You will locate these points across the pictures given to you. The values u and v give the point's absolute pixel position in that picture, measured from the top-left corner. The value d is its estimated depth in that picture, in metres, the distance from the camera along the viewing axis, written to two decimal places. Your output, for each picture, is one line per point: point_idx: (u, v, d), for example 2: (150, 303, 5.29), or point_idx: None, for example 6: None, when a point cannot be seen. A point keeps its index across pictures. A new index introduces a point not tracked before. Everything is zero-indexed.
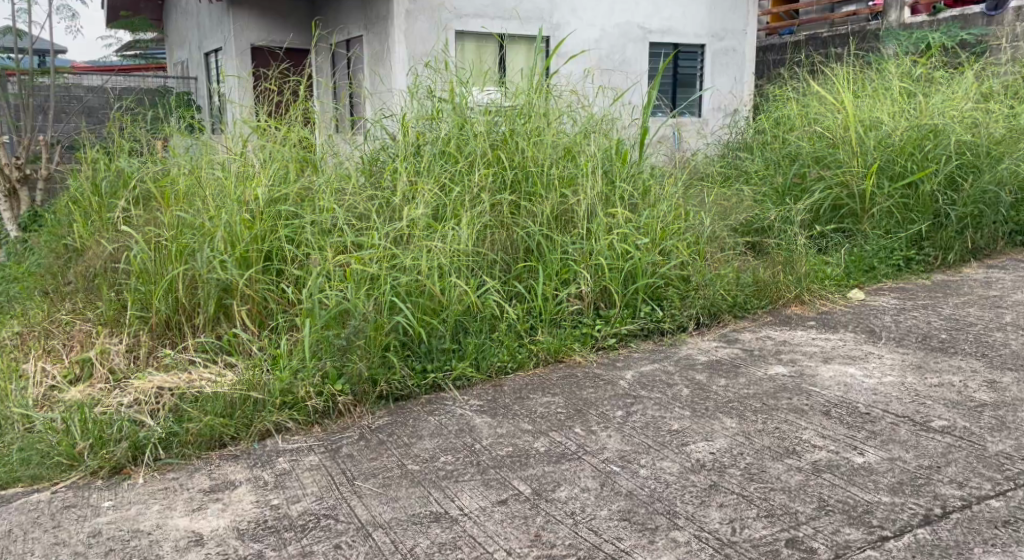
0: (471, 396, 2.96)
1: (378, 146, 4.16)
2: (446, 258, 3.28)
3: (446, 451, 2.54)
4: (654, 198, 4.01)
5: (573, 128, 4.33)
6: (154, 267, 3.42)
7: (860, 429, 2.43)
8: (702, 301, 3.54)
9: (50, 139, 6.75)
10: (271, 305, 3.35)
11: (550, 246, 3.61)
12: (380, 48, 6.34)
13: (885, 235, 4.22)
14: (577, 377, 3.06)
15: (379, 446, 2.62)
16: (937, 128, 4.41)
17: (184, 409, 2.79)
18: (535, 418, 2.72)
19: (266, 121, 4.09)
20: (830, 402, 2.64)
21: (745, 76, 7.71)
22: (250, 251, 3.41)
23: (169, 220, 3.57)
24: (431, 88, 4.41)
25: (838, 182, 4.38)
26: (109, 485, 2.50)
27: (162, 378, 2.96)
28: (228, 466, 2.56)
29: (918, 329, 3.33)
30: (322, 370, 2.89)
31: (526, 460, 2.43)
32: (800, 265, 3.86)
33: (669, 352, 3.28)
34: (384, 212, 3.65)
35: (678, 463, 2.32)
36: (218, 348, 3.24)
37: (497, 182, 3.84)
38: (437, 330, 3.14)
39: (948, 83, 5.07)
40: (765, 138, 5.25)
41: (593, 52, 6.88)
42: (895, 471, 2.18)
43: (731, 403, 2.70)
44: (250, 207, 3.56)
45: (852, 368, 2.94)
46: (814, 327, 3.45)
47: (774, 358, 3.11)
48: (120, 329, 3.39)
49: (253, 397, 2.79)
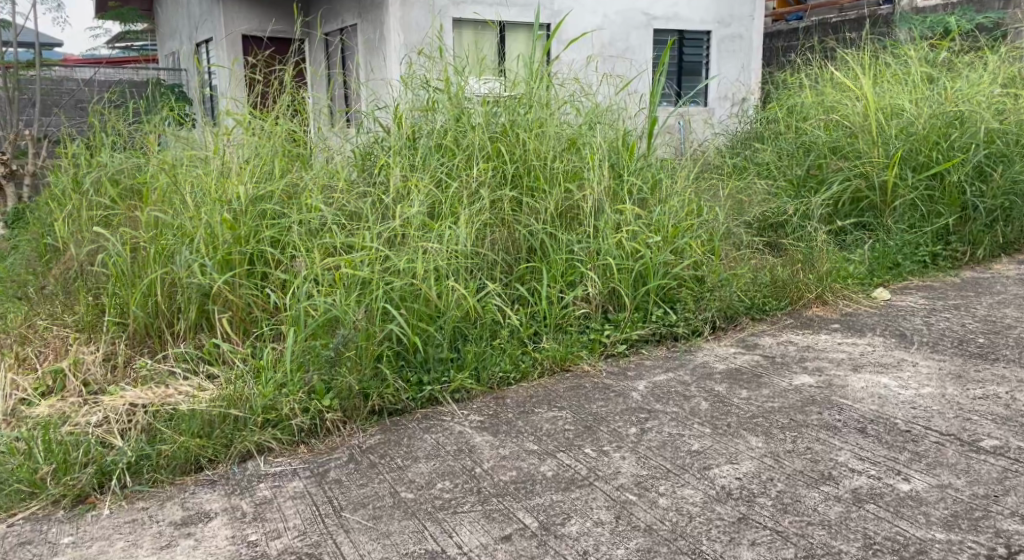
0: (472, 410, 2.73)
1: (370, 138, 3.89)
2: (443, 260, 3.04)
3: (443, 476, 2.30)
4: (665, 191, 3.75)
5: (577, 118, 4.06)
6: (132, 270, 3.21)
7: (903, 449, 2.19)
8: (719, 304, 3.30)
9: (35, 133, 6.50)
10: (256, 312, 3.13)
11: (555, 245, 3.38)
12: (374, 36, 6.08)
13: (909, 229, 3.98)
14: (586, 388, 2.83)
15: (370, 469, 2.38)
16: (963, 115, 4.16)
17: (158, 429, 2.56)
18: (541, 436, 2.49)
19: (250, 113, 3.83)
20: (865, 417, 2.40)
21: (754, 63, 7.42)
22: (233, 253, 3.19)
23: (146, 220, 3.35)
24: (426, 76, 4.11)
25: (859, 173, 4.14)
26: (71, 517, 2.26)
27: (136, 394, 2.73)
28: (204, 494, 2.32)
29: (953, 332, 3.08)
30: (309, 384, 2.66)
31: (532, 487, 2.19)
32: (820, 264, 3.62)
33: (684, 360, 3.04)
34: (376, 210, 3.40)
35: (701, 492, 2.08)
36: (198, 358, 3.04)
37: (497, 177, 3.58)
38: (434, 337, 2.90)
39: (971, 66, 4.80)
40: (778, 128, 4.99)
41: (595, 40, 6.62)
42: (947, 501, 1.95)
43: (755, 418, 2.47)
44: (232, 206, 3.32)
45: (886, 378, 2.70)
46: (839, 331, 3.21)
47: (798, 366, 2.88)
48: (98, 337, 3.20)
49: (232, 415, 2.55)
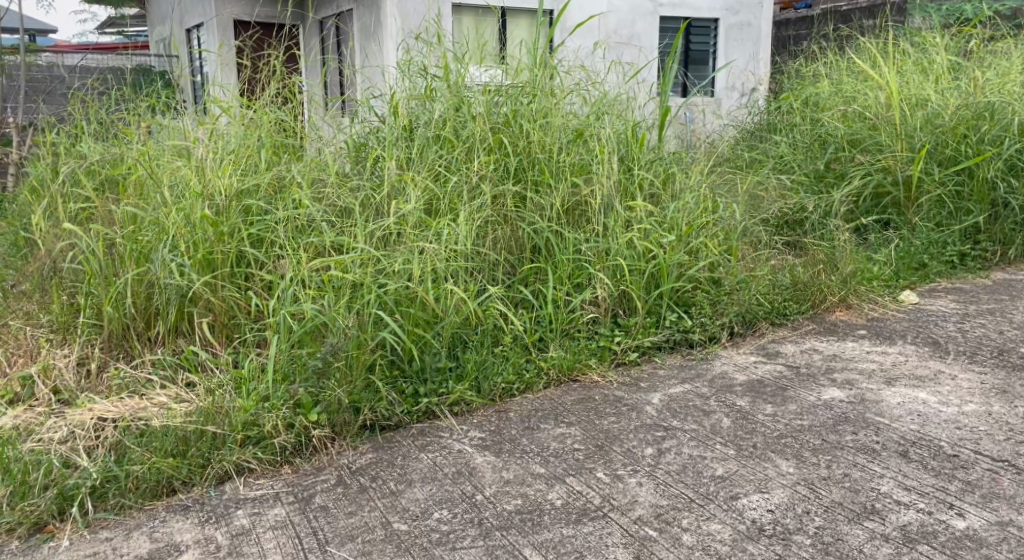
0: (472, 425, 2.50)
1: (365, 129, 3.65)
2: (441, 260, 2.81)
3: (440, 504, 2.07)
4: (678, 186, 3.51)
5: (583, 107, 3.81)
6: (107, 268, 2.97)
7: (952, 478, 1.98)
8: (737, 308, 3.07)
9: (18, 121, 6.23)
10: (239, 317, 2.91)
11: (561, 244, 3.15)
12: (369, 21, 5.83)
13: (936, 227, 3.76)
14: (595, 401, 2.60)
15: (360, 495, 2.15)
16: (993, 106, 3.93)
17: (126, 447, 2.31)
18: (548, 457, 2.26)
19: (238, 101, 3.58)
20: (905, 439, 2.19)
21: (763, 52, 7.12)
22: (215, 251, 2.95)
23: (124, 213, 3.11)
24: (424, 63, 3.86)
25: (881, 168, 3.91)
26: (26, 550, 2.03)
27: (105, 407, 2.48)
28: (175, 522, 2.10)
29: (991, 341, 2.87)
30: (294, 397, 2.44)
31: (539, 519, 1.97)
32: (844, 264, 3.39)
33: (701, 370, 2.81)
34: (369, 208, 3.17)
35: (730, 527, 1.87)
36: (177, 365, 2.80)
37: (499, 171, 3.35)
38: (431, 346, 2.67)
39: (998, 53, 4.55)
40: (793, 119, 4.74)
41: (599, 28, 6.37)
42: (1010, 542, 1.75)
43: (783, 439, 2.25)
44: (214, 201, 3.09)
45: (924, 393, 2.47)
46: (866, 338, 2.99)
47: (826, 378, 2.65)
48: (72, 339, 2.96)
49: (210, 431, 2.32)
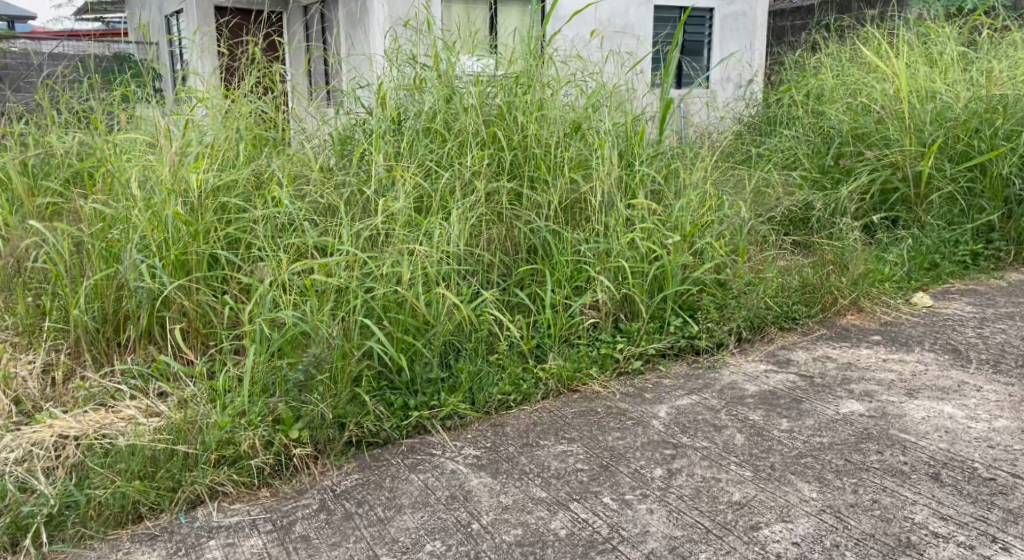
0: (466, 442, 2.32)
1: (350, 121, 3.45)
2: (432, 262, 2.62)
3: (434, 534, 1.90)
4: (681, 182, 3.33)
5: (580, 99, 3.62)
6: (73, 269, 2.76)
7: (991, 506, 1.84)
8: (745, 313, 2.90)
9: None
10: (214, 322, 2.70)
11: (559, 244, 2.97)
12: (355, 8, 5.60)
13: (947, 226, 3.61)
14: (597, 414, 2.43)
15: (345, 522, 1.98)
16: (1007, 99, 3.78)
17: (88, 468, 2.11)
18: (549, 479, 2.09)
19: (215, 91, 3.37)
20: (935, 459, 2.03)
21: (757, 42, 6.93)
22: (189, 252, 2.75)
23: (89, 211, 2.89)
24: (412, 51, 3.65)
25: (889, 163, 3.75)
26: None
27: (66, 422, 2.27)
28: (141, 555, 1.91)
29: (1014, 348, 2.72)
30: (273, 412, 2.25)
31: (543, 553, 1.81)
32: (855, 264, 3.22)
33: (709, 379, 2.63)
34: (355, 206, 2.98)
35: None
36: (147, 375, 2.60)
37: (493, 167, 3.17)
38: (421, 355, 2.49)
39: (1008, 44, 4.39)
40: (796, 112, 4.57)
41: (592, 16, 6.17)
42: None
43: (803, 458, 2.08)
44: (188, 198, 2.88)
45: (950, 407, 2.31)
46: (881, 344, 2.83)
47: (843, 390, 2.49)
48: (34, 345, 2.74)
49: (180, 452, 2.12)
